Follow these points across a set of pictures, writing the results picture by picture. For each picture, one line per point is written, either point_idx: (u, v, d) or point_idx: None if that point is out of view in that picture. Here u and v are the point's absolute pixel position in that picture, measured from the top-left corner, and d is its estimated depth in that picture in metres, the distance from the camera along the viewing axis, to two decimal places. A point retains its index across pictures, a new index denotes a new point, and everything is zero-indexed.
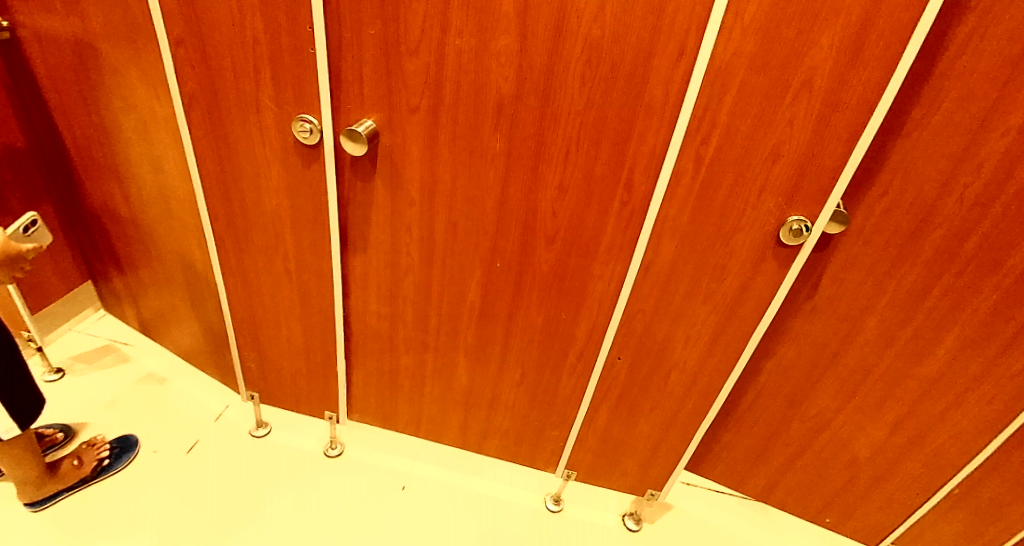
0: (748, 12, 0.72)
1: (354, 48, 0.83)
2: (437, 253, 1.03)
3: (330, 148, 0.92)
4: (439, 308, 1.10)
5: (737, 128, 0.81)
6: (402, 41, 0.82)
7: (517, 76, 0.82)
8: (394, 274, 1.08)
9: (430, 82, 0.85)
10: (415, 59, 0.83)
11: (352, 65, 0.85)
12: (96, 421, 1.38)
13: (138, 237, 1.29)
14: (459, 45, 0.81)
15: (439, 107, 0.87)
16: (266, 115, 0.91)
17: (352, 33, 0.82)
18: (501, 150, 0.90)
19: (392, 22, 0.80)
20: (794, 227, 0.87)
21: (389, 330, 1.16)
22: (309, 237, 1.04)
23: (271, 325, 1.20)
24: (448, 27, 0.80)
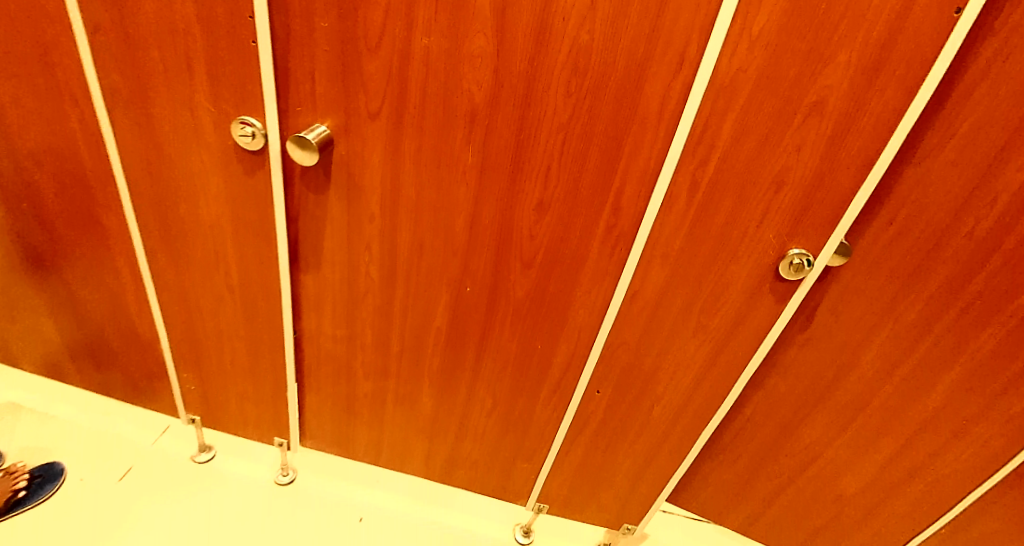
0: (758, 24, 0.64)
1: (303, 42, 0.72)
2: (400, 273, 0.92)
3: (277, 154, 0.80)
4: (402, 332, 1.00)
5: (739, 151, 0.73)
6: (361, 35, 0.71)
7: (492, 83, 0.72)
8: (350, 294, 0.96)
9: (393, 84, 0.74)
10: (375, 56, 0.72)
11: (301, 61, 0.73)
12: (20, 446, 1.24)
13: (20, 261, 1.05)
14: (427, 44, 0.70)
15: (403, 113, 0.76)
16: (201, 115, 0.78)
17: (300, 23, 0.70)
18: (474, 165, 0.79)
19: (349, 13, 0.69)
20: (796, 260, 0.79)
21: (346, 354, 1.05)
22: (254, 252, 0.92)
23: (213, 345, 1.07)
24: (413, 21, 0.69)
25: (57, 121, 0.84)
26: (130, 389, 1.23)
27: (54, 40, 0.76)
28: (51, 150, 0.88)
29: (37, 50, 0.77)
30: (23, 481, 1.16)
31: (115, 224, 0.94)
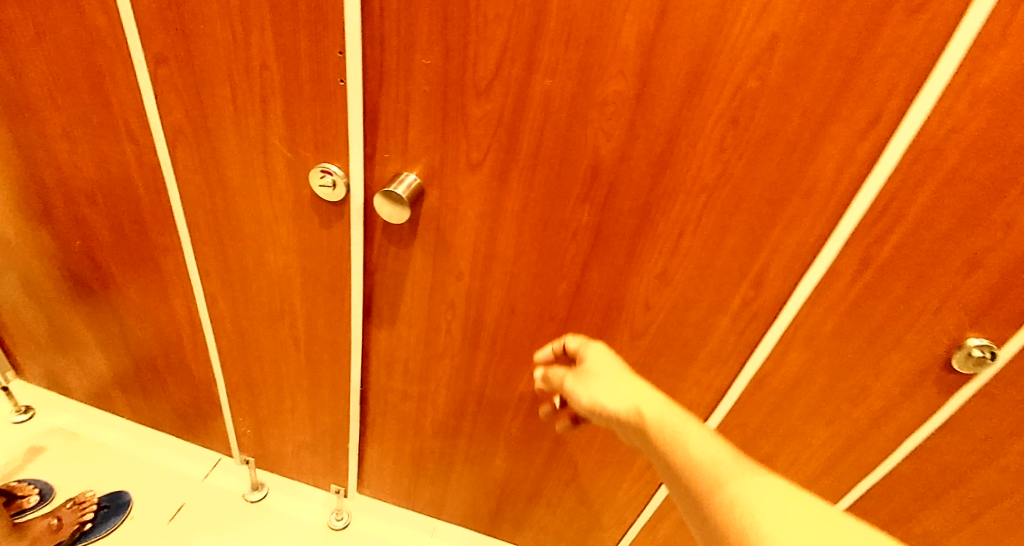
0: (989, 75, 0.48)
1: (399, 81, 0.60)
2: (485, 334, 0.81)
3: (359, 205, 0.69)
4: (480, 394, 0.89)
5: (929, 227, 0.58)
6: (469, 75, 0.58)
7: (625, 136, 0.59)
8: (427, 353, 0.86)
9: (501, 133, 0.62)
10: (484, 101, 0.60)
11: (394, 103, 0.62)
12: (73, 480, 1.18)
13: (71, 294, 0.97)
14: (549, 88, 0.58)
15: (510, 165, 0.64)
16: (274, 160, 0.68)
17: (397, 59, 0.59)
18: (588, 226, 0.67)
19: (457, 49, 0.57)
20: (975, 353, 0.64)
21: (416, 410, 0.95)
22: (323, 305, 0.82)
23: (271, 393, 0.99)
24: (536, 61, 0.56)
25: (112, 158, 0.74)
26: (180, 426, 1.15)
27: (112, 72, 0.66)
28: (105, 187, 0.78)
29: (93, 83, 0.68)
30: (89, 514, 1.12)
31: (171, 268, 0.85)
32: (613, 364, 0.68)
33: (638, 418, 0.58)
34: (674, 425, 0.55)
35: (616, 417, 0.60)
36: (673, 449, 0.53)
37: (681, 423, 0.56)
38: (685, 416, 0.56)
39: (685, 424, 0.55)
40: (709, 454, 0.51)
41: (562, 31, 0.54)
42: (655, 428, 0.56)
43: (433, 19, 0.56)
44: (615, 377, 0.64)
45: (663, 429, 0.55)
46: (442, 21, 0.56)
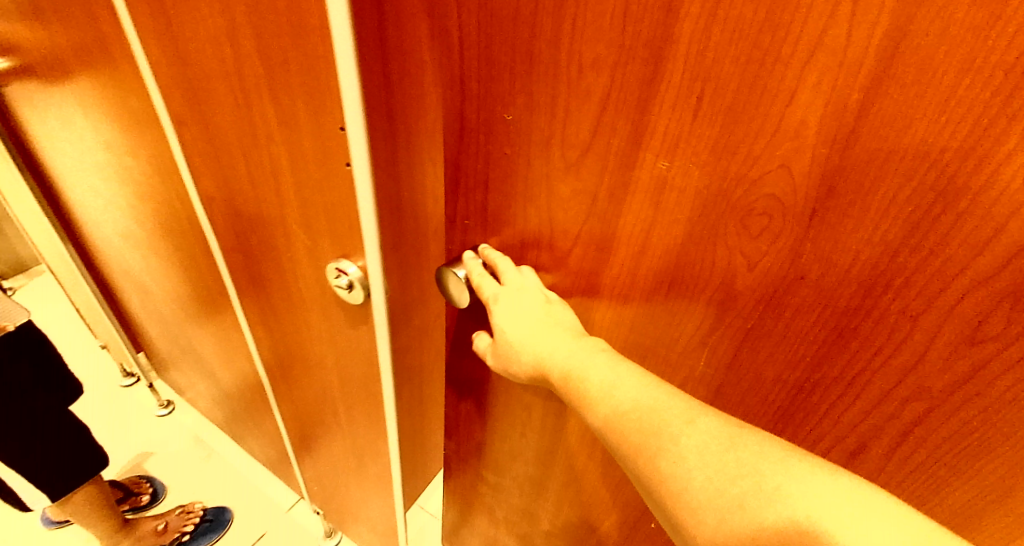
0: None
1: (479, 138, 0.46)
2: (563, 456, 0.62)
3: (379, 295, 0.58)
4: (555, 520, 0.71)
5: None
6: (557, 141, 0.41)
7: (778, 271, 0.35)
8: (502, 448, 0.71)
9: (594, 226, 0.43)
10: (575, 178, 0.42)
11: (473, 162, 0.48)
12: (185, 484, 1.39)
13: (180, 328, 1.12)
14: (663, 176, 0.37)
15: (600, 270, 0.45)
16: (295, 245, 0.60)
17: (476, 108, 0.44)
18: (704, 383, 0.43)
19: (545, 103, 0.40)
20: None
21: (492, 497, 0.81)
22: (357, 395, 0.73)
23: (326, 457, 0.93)
24: (647, 134, 0.36)
25: (175, 215, 0.80)
26: (269, 453, 1.23)
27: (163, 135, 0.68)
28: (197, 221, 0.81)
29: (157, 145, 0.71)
30: (191, 525, 1.28)
31: (224, 321, 0.91)
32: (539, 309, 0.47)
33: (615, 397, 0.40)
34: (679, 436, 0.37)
35: (553, 375, 0.45)
36: (637, 444, 0.38)
37: (632, 386, 0.40)
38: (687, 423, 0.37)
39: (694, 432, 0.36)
40: (695, 446, 0.36)
41: (692, 93, 0.33)
42: (605, 407, 0.40)
43: (516, 63, 0.40)
44: (542, 318, 0.47)
45: (616, 407, 0.39)
46: (527, 65, 0.39)
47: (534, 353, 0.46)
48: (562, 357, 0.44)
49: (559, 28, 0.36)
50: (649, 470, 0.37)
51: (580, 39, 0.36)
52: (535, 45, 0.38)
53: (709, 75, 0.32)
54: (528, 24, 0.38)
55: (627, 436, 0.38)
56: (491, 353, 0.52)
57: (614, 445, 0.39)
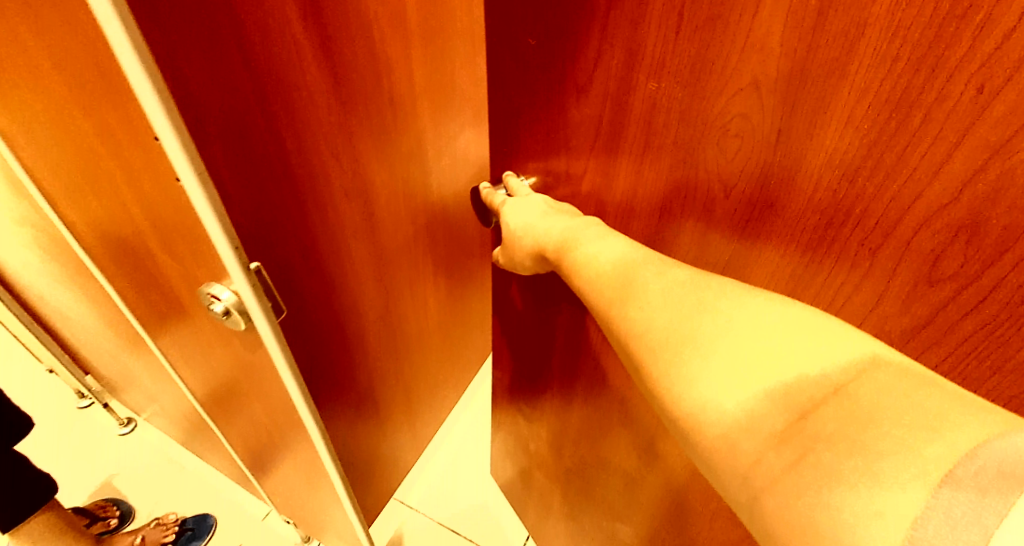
0: None
1: (511, 65, 0.48)
2: (578, 395, 0.64)
3: (272, 331, 0.48)
4: (572, 459, 0.73)
5: None
6: (569, 67, 0.43)
7: (749, 196, 0.34)
8: (531, 385, 0.74)
9: (601, 151, 0.44)
10: (584, 103, 0.43)
11: (507, 89, 0.51)
12: (153, 498, 1.13)
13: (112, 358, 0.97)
14: (652, 98, 0.37)
15: (606, 198, 0.46)
16: (167, 273, 0.47)
17: (507, 35, 0.47)
18: None
19: (559, 27, 0.42)
20: None
21: (525, 430, 0.83)
22: (284, 419, 0.61)
23: (278, 482, 0.79)
24: (640, 55, 0.36)
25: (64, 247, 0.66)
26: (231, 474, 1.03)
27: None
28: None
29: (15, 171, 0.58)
30: (172, 535, 1.04)
31: (138, 340, 0.76)
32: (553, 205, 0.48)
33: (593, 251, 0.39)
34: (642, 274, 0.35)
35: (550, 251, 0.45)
36: (604, 297, 0.36)
37: (610, 246, 0.39)
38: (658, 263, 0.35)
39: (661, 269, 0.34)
40: (656, 287, 0.33)
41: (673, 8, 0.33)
42: (585, 267, 0.39)
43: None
44: (546, 208, 0.49)
45: (597, 259, 0.38)
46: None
47: (536, 233, 0.47)
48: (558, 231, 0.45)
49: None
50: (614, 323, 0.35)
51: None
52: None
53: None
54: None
55: (597, 292, 0.37)
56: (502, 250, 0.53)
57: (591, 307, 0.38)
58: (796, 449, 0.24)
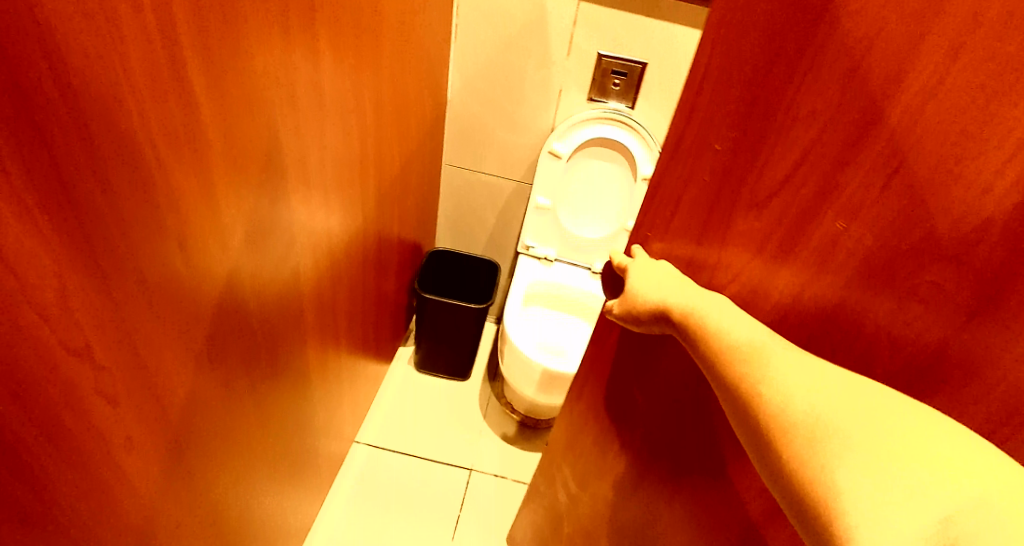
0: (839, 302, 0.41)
1: (683, 161, 0.51)
2: (657, 470, 0.68)
3: None
4: (626, 528, 0.77)
5: None
6: (751, 181, 0.46)
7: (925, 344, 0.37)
8: (600, 450, 0.79)
9: (761, 262, 0.47)
10: (755, 218, 0.47)
11: (672, 181, 0.54)
12: None
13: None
14: (836, 236, 0.40)
15: (752, 304, 0.49)
16: None
17: (690, 135, 0.49)
18: None
19: (751, 143, 0.45)
20: None
21: (563, 505, 0.91)
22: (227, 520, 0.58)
23: None
24: (835, 196, 0.40)
25: None
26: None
27: None
28: (355, 172, 0.92)
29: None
30: None
31: None
32: (669, 274, 0.55)
33: (727, 331, 0.46)
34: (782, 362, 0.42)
35: (675, 317, 0.50)
36: (750, 377, 0.42)
37: (749, 332, 0.45)
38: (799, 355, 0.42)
39: (802, 362, 0.41)
40: (808, 385, 0.39)
41: (889, 165, 0.36)
42: (726, 349, 0.45)
43: (739, 106, 0.44)
44: (675, 279, 0.53)
45: (732, 340, 0.45)
46: (747, 108, 0.44)
47: (662, 295, 0.52)
48: (688, 304, 0.50)
49: (788, 80, 0.40)
50: (759, 401, 0.41)
51: (801, 95, 0.39)
52: (761, 90, 0.42)
53: (919, 155, 0.34)
54: (760, 73, 0.42)
55: (740, 372, 0.43)
56: (615, 305, 0.57)
57: (725, 380, 0.44)
58: (941, 538, 0.31)
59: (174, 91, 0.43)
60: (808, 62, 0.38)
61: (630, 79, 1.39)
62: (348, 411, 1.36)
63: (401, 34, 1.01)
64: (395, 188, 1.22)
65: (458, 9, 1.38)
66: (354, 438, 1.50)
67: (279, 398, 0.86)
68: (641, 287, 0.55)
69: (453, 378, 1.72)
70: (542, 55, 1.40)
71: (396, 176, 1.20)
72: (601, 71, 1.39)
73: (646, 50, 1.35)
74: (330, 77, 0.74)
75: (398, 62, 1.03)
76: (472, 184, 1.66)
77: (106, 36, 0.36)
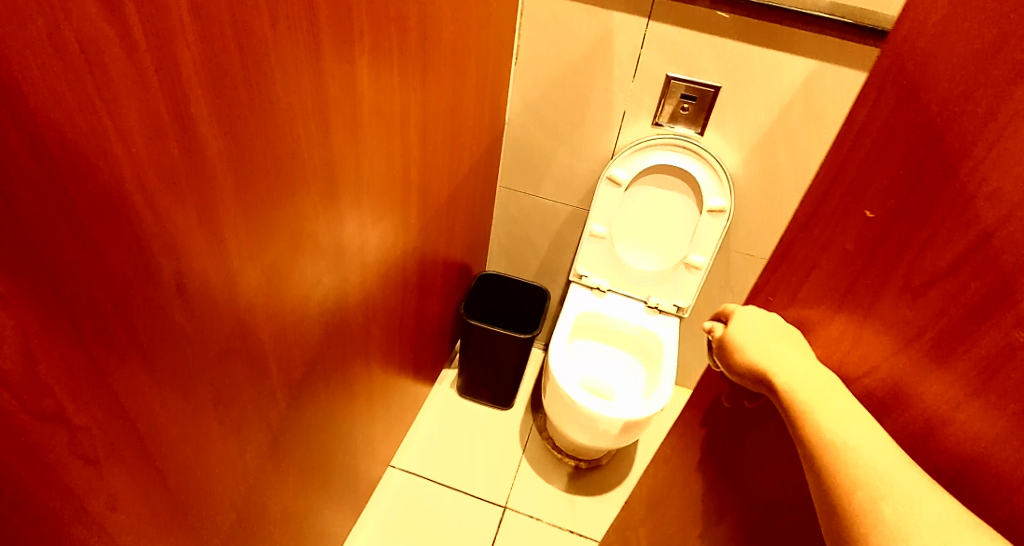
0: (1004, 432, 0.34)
1: (824, 227, 0.47)
2: None
3: None
4: None
5: None
6: (905, 261, 0.39)
7: None
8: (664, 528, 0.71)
9: (909, 363, 0.40)
10: (906, 305, 0.40)
11: (806, 245, 0.49)
12: None
13: None
14: (1015, 353, 0.33)
15: (892, 405, 0.42)
16: None
17: (839, 197, 0.44)
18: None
19: (912, 218, 0.38)
20: None
21: None
22: None
23: None
24: (1017, 303, 0.32)
25: None
26: None
27: None
28: (400, 201, 0.88)
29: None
30: None
31: None
32: (771, 332, 0.51)
33: (824, 416, 0.42)
34: (882, 466, 0.38)
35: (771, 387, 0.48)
36: (843, 476, 0.39)
37: (850, 420, 0.41)
38: (903, 461, 0.38)
39: (905, 471, 0.38)
40: (906, 500, 0.36)
41: None
42: (816, 422, 0.43)
43: (902, 171, 0.39)
44: (778, 335, 0.50)
45: (828, 426, 0.42)
46: (914, 170, 0.38)
47: (759, 361, 0.50)
48: (780, 363, 0.48)
49: (964, 150, 0.34)
50: (850, 504, 0.39)
51: (986, 169, 0.33)
52: (928, 161, 0.37)
53: None
54: (932, 138, 0.36)
55: (833, 464, 0.40)
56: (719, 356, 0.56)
57: (815, 468, 0.42)
58: None
59: (175, 131, 0.40)
60: (997, 130, 0.32)
61: (701, 103, 1.29)
62: (385, 435, 1.33)
63: (456, 56, 0.97)
64: (444, 213, 1.18)
65: (521, 29, 1.33)
66: (390, 462, 1.46)
67: (308, 437, 0.82)
68: (739, 347, 0.52)
69: (495, 406, 1.66)
70: (605, 77, 1.33)
71: (446, 202, 1.17)
72: (669, 94, 1.30)
73: (720, 72, 1.24)
74: (374, 106, 0.70)
75: (452, 85, 0.99)
76: (526, 207, 1.60)
77: (86, 78, 0.33)
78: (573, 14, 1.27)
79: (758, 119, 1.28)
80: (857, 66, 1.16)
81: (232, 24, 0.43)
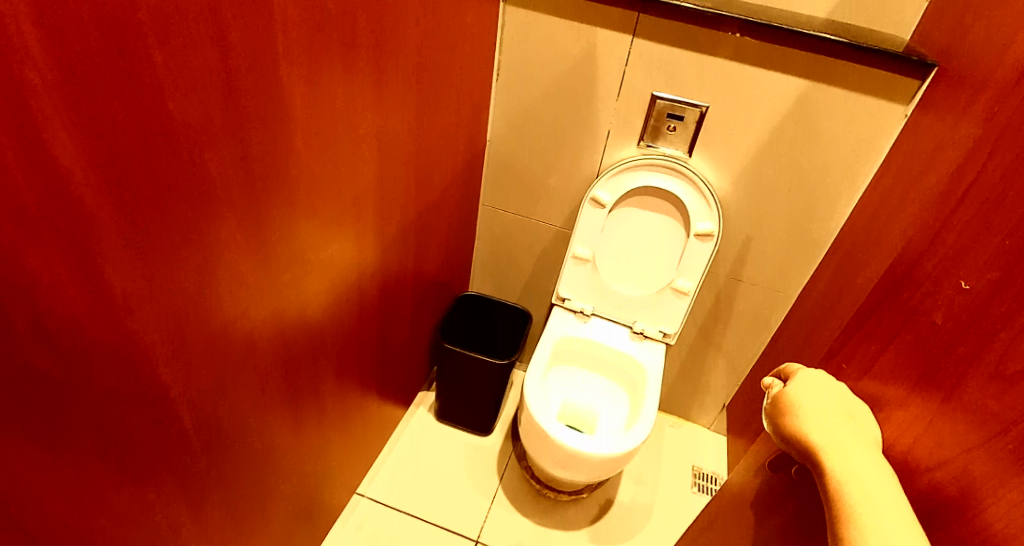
0: None
1: (926, 296, 0.48)
2: None
3: None
4: None
5: None
6: (998, 342, 0.39)
7: None
8: None
9: (981, 460, 0.38)
10: (993, 392, 0.38)
11: (906, 314, 0.51)
12: None
13: None
14: None
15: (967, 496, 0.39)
16: None
17: (946, 268, 0.46)
18: None
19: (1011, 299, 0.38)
20: None
21: None
22: None
23: None
24: None
25: None
26: None
27: None
28: (350, 223, 0.84)
29: None
30: None
31: None
32: (829, 396, 0.54)
33: (853, 483, 0.45)
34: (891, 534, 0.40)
35: (809, 445, 0.51)
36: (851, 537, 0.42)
37: (878, 490, 0.44)
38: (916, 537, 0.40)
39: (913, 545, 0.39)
40: None
41: None
42: (840, 485, 0.45)
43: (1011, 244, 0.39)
44: (838, 401, 0.53)
45: (852, 492, 0.44)
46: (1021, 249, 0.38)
47: (804, 421, 0.53)
48: (828, 427, 0.50)
49: None
50: None
51: None
52: None
53: None
54: None
55: (844, 524, 0.43)
56: (768, 411, 0.59)
57: (831, 526, 0.44)
58: None
59: (23, 166, 0.36)
60: None
61: (688, 124, 1.23)
62: (351, 461, 1.28)
63: (422, 72, 0.92)
64: (412, 233, 1.13)
65: (503, 45, 1.28)
66: (358, 489, 1.40)
67: (244, 479, 0.77)
68: (790, 404, 0.55)
69: (473, 431, 1.60)
70: (588, 95, 1.28)
71: (416, 222, 1.13)
72: (655, 114, 1.24)
73: (708, 93, 1.19)
74: (307, 123, 0.65)
75: (417, 102, 0.94)
76: (510, 227, 1.55)
77: None
78: (556, 29, 1.22)
79: (748, 142, 1.22)
80: (852, 88, 1.10)
81: (104, 49, 0.39)
